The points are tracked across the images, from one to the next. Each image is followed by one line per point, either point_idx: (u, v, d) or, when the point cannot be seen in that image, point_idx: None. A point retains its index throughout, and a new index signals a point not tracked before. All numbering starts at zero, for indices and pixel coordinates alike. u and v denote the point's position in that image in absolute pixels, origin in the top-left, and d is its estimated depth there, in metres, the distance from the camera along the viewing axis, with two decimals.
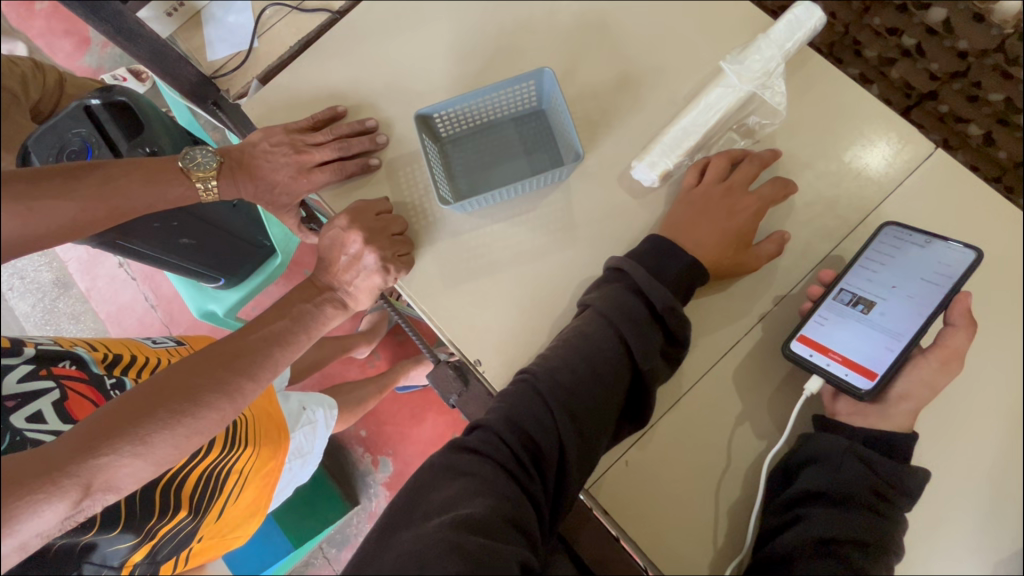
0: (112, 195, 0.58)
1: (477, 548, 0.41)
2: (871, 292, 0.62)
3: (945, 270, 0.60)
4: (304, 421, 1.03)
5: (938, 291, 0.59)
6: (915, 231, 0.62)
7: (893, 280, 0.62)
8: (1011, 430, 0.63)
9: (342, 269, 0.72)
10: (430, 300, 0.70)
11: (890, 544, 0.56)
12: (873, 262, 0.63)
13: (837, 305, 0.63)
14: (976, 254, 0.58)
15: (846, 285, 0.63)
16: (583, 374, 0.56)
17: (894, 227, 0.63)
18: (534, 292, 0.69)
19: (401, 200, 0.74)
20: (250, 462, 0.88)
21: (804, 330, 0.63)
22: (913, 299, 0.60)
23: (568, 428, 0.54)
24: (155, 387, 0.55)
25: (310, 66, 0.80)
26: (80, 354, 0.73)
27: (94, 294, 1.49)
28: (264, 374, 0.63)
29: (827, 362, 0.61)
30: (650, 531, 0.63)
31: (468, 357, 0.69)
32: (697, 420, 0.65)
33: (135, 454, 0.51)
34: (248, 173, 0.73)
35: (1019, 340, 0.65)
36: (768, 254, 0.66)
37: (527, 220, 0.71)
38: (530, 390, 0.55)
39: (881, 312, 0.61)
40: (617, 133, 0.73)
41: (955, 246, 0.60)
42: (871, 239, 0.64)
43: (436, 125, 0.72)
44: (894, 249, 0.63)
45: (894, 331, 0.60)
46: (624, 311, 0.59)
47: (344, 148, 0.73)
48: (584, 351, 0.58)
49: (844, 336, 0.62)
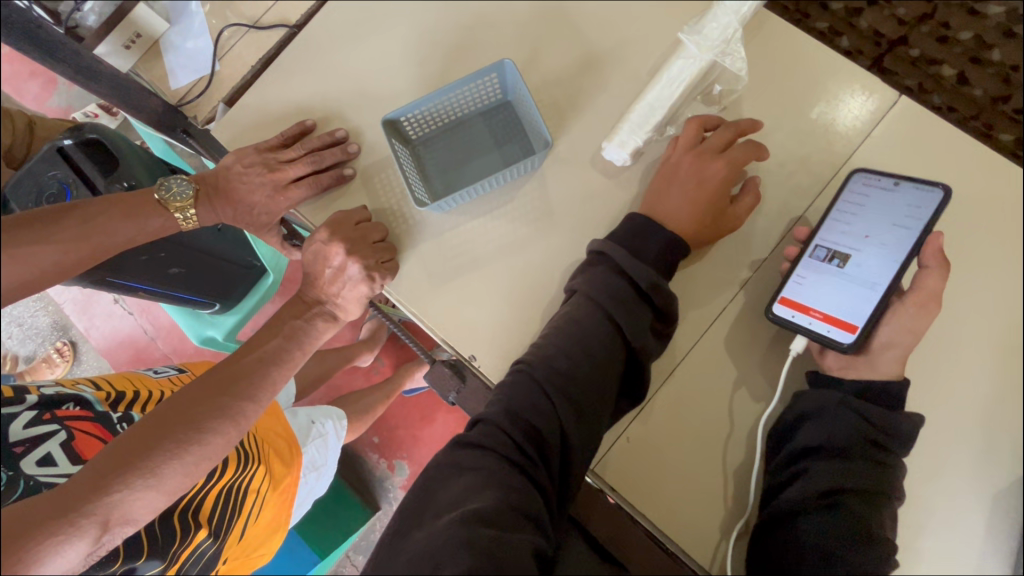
0: (92, 236, 0.58)
1: (488, 540, 0.42)
2: (845, 245, 0.63)
3: (915, 212, 0.60)
4: (315, 435, 1.04)
5: (910, 235, 0.60)
6: (883, 175, 0.63)
7: (866, 229, 0.62)
8: (997, 364, 0.65)
9: (328, 282, 0.72)
10: (418, 302, 0.71)
11: (890, 492, 0.57)
12: (845, 215, 0.64)
13: (813, 261, 0.64)
14: (945, 192, 0.58)
15: (821, 241, 0.64)
16: (577, 359, 0.57)
17: (864, 173, 0.64)
18: (521, 283, 0.70)
19: (379, 207, 0.74)
20: (264, 482, 0.89)
21: (783, 292, 0.64)
22: (886, 247, 0.61)
23: (568, 414, 0.54)
24: (159, 420, 0.56)
25: (275, 84, 0.80)
26: (84, 394, 0.73)
27: (93, 332, 1.50)
28: (264, 395, 0.63)
29: (809, 321, 0.62)
30: (659, 503, 0.64)
31: (463, 353, 0.70)
32: (693, 389, 0.66)
33: (147, 487, 0.53)
34: (228, 202, 0.74)
35: (999, 275, 0.66)
36: (744, 209, 0.66)
37: (506, 213, 0.72)
38: (527, 378, 0.56)
39: (857, 264, 0.62)
40: (585, 115, 0.73)
41: (922, 188, 0.60)
42: (840, 189, 0.65)
43: (404, 128, 0.72)
44: (864, 196, 0.64)
45: (871, 282, 0.61)
46: (612, 293, 0.60)
47: (317, 162, 0.73)
48: (578, 337, 0.58)
49: (824, 293, 0.63)
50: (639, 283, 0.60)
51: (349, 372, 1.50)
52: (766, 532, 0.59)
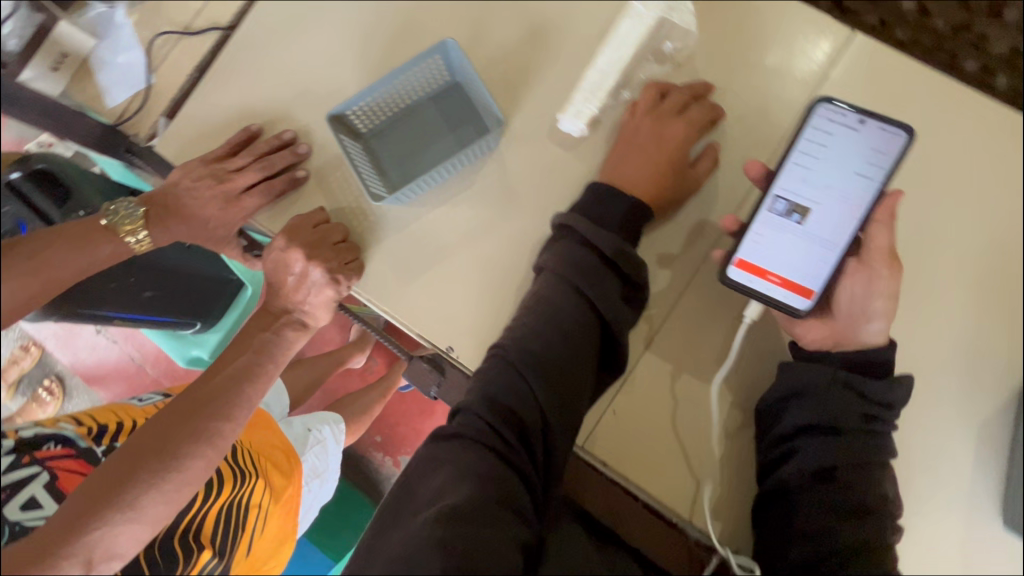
0: (41, 270, 0.56)
1: (464, 538, 0.43)
2: (803, 197, 0.59)
3: (877, 159, 0.57)
4: (312, 442, 1.03)
5: (870, 185, 0.57)
6: (850, 108, 0.56)
7: (826, 176, 0.58)
8: (977, 295, 0.64)
9: (292, 289, 0.69)
10: (388, 299, 0.69)
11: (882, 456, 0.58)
12: (805, 157, 0.58)
13: (771, 217, 0.60)
14: (910, 136, 0.55)
15: (779, 192, 0.59)
16: (551, 338, 0.56)
17: (832, 102, 0.56)
18: (490, 267, 0.68)
19: (337, 207, 0.72)
20: (264, 496, 0.90)
21: (739, 254, 0.60)
22: (844, 199, 0.58)
23: (547, 396, 0.53)
24: (130, 451, 0.54)
25: (216, 90, 0.77)
26: (66, 432, 0.71)
27: (79, 366, 1.47)
28: (240, 413, 0.61)
29: (768, 287, 0.60)
30: (652, 472, 0.64)
31: (441, 345, 0.68)
32: (675, 354, 0.65)
33: (127, 520, 0.52)
34: (177, 216, 0.71)
35: (972, 205, 0.65)
36: (704, 173, 0.66)
37: (467, 198, 0.70)
38: (502, 363, 0.55)
39: (816, 220, 0.58)
40: (536, 88, 0.70)
41: (887, 128, 0.56)
42: (804, 123, 0.58)
43: (352, 122, 0.70)
44: (828, 133, 0.58)
45: (829, 241, 0.58)
46: (580, 267, 0.59)
47: (267, 167, 0.71)
48: (550, 316, 0.57)
49: (780, 253, 0.59)
50: (606, 254, 0.59)
51: (342, 375, 1.49)
52: (765, 506, 0.60)
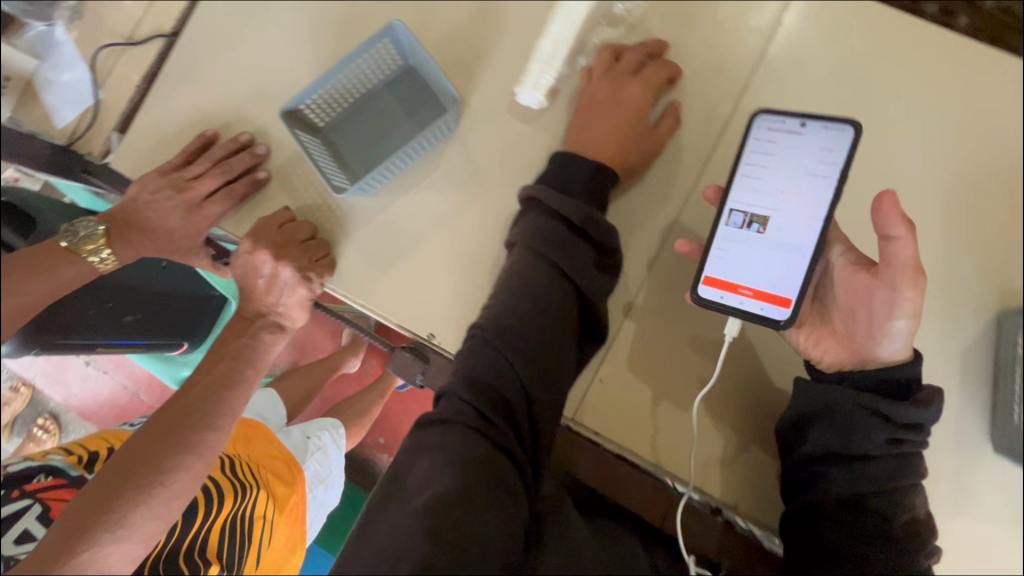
0: (4, 296, 0.54)
1: (452, 528, 0.43)
2: (760, 206, 0.58)
3: (828, 157, 0.55)
4: (313, 449, 1.05)
5: (826, 183, 0.55)
6: (788, 114, 0.57)
7: (779, 182, 0.57)
8: (965, 227, 0.62)
9: (264, 292, 0.68)
10: (363, 292, 0.68)
11: (911, 479, 0.54)
12: (756, 168, 0.58)
13: (730, 230, 0.59)
14: (854, 128, 0.53)
15: (734, 205, 0.59)
16: (527, 312, 0.56)
17: (768, 111, 0.58)
18: (464, 250, 0.67)
19: (302, 205, 0.70)
20: (269, 506, 0.93)
21: (706, 272, 0.59)
22: (805, 201, 0.56)
23: (528, 370, 0.53)
24: (114, 470, 0.54)
25: (167, 100, 0.75)
26: (56, 463, 0.70)
27: (72, 401, 1.45)
28: (223, 422, 0.61)
29: (739, 301, 0.58)
30: (645, 438, 0.63)
31: (421, 333, 0.67)
32: (656, 317, 0.65)
33: (117, 539, 0.51)
34: (140, 233, 0.69)
35: (945, 137, 0.64)
36: (669, 131, 0.65)
37: (432, 183, 0.69)
38: (482, 342, 0.54)
39: (777, 226, 0.56)
40: (491, 64, 0.69)
41: (831, 125, 0.55)
42: (747, 134, 0.59)
43: (308, 117, 0.68)
44: (772, 141, 0.58)
45: (795, 244, 0.56)
46: (550, 238, 0.59)
47: (226, 171, 0.69)
48: (525, 290, 0.57)
49: (748, 265, 0.58)
50: (574, 222, 0.59)
51: (339, 381, 1.48)
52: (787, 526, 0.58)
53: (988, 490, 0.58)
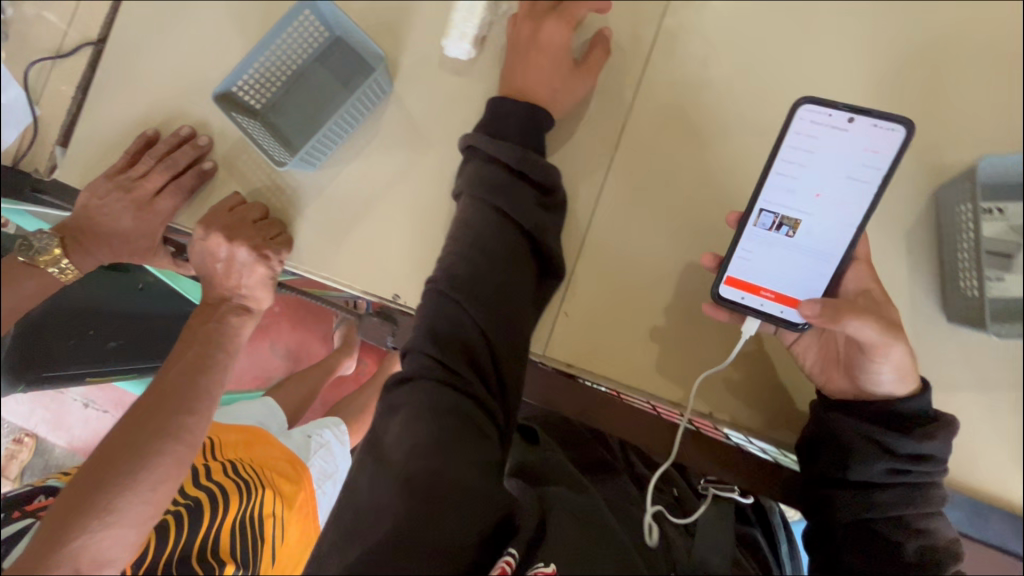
0: None
1: (426, 477, 0.46)
2: (793, 208, 0.54)
3: (871, 158, 0.51)
4: (315, 447, 1.11)
5: (867, 189, 0.52)
6: (836, 106, 0.51)
7: (816, 184, 0.53)
8: (898, 113, 0.63)
9: (225, 275, 0.69)
10: (323, 264, 0.69)
11: (930, 508, 0.53)
12: (791, 164, 0.54)
13: (757, 231, 0.56)
14: (909, 129, 0.49)
15: (764, 205, 0.55)
16: (476, 260, 0.57)
17: (814, 102, 0.51)
18: (416, 209, 0.68)
19: (251, 188, 0.71)
20: (276, 503, 0.98)
21: (728, 271, 0.57)
22: (841, 203, 0.53)
23: (487, 317, 0.54)
24: (99, 462, 0.55)
25: (104, 105, 0.75)
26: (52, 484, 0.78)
27: (77, 445, 1.42)
28: (201, 405, 0.62)
29: (760, 302, 0.57)
30: (616, 363, 0.64)
31: (386, 296, 0.68)
32: (614, 246, 0.66)
33: (108, 525, 0.52)
34: (100, 240, 0.71)
35: (867, 27, 0.64)
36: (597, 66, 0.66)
37: (376, 148, 0.69)
38: (438, 295, 0.56)
39: (808, 231, 0.54)
40: (416, 23, 0.70)
41: (882, 124, 0.50)
42: (787, 123, 0.53)
43: (243, 99, 0.69)
44: (814, 133, 0.52)
45: (825, 251, 0.54)
46: (490, 183, 0.59)
47: (171, 166, 0.69)
48: (476, 242, 0.58)
49: (770, 267, 0.56)
50: (512, 165, 0.60)
51: (335, 383, 1.47)
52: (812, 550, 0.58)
53: (951, 358, 0.60)
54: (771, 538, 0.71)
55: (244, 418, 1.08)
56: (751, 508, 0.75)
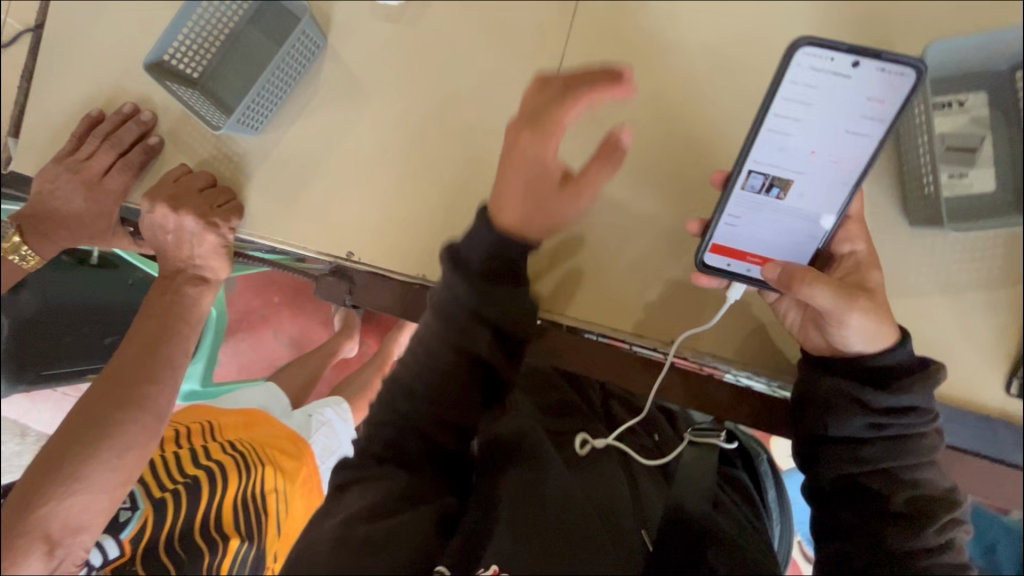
0: None
1: (366, 537, 0.53)
2: (785, 169, 0.52)
3: (872, 114, 0.49)
4: (316, 426, 1.02)
5: (863, 146, 0.50)
6: (840, 52, 0.47)
7: (811, 143, 0.51)
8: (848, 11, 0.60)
9: (178, 247, 0.69)
10: (276, 227, 0.68)
11: (919, 460, 0.52)
12: (787, 119, 0.50)
13: (747, 194, 0.54)
14: (915, 83, 0.47)
15: (756, 166, 0.52)
16: (430, 379, 0.53)
17: (817, 44, 0.46)
18: (364, 162, 0.67)
19: (199, 159, 0.70)
20: (278, 478, 0.91)
21: (714, 240, 0.56)
22: (836, 158, 0.51)
23: (439, 425, 0.54)
24: (65, 433, 0.56)
25: (47, 91, 0.74)
26: None
27: None
28: (163, 374, 0.63)
29: (747, 268, 0.57)
30: (580, 304, 0.63)
31: (341, 254, 0.68)
32: None
33: (75, 492, 0.53)
34: (58, 224, 0.74)
35: None
36: (590, 183, 0.54)
37: (318, 105, 0.68)
38: (393, 393, 0.54)
39: (799, 192, 0.53)
40: None
41: (891, 68, 0.47)
42: (785, 69, 0.48)
43: (178, 68, 0.68)
44: (813, 85, 0.49)
45: (814, 212, 0.54)
46: (449, 315, 0.52)
47: (116, 143, 0.69)
48: (429, 362, 0.53)
49: (756, 232, 0.56)
50: (474, 297, 0.52)
51: (341, 367, 1.27)
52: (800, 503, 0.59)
53: (916, 261, 0.58)
54: (756, 484, 0.69)
55: (243, 403, 1.04)
56: (737, 453, 0.71)
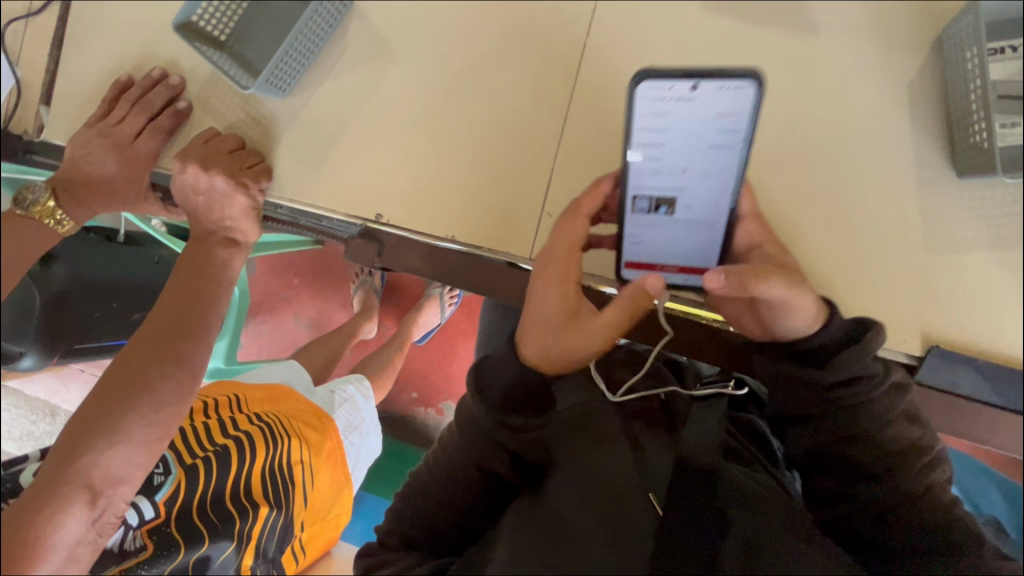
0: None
1: None
2: (667, 190, 0.48)
3: (731, 126, 0.43)
4: (340, 400, 0.98)
5: (733, 155, 0.45)
6: (676, 78, 0.41)
7: (683, 162, 0.46)
8: None
9: (208, 208, 0.70)
10: (304, 190, 0.69)
11: (879, 421, 0.48)
12: (651, 146, 0.46)
13: (639, 217, 0.51)
14: (760, 85, 0.41)
15: (639, 192, 0.49)
16: (439, 471, 0.55)
17: (650, 78, 0.41)
18: (390, 123, 0.67)
19: (228, 124, 0.71)
20: (305, 450, 0.86)
21: (626, 257, 0.56)
22: (709, 175, 0.47)
23: (450, 491, 0.54)
24: (105, 389, 0.57)
25: (79, 58, 0.75)
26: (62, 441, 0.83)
27: None
28: (199, 333, 0.63)
29: (664, 275, 0.56)
30: None
31: (370, 216, 0.68)
32: (594, 140, 0.63)
33: (116, 444, 0.54)
34: (94, 191, 0.73)
35: None
36: (605, 325, 0.52)
37: (344, 66, 0.68)
38: (418, 484, 0.57)
39: (687, 207, 0.50)
40: None
41: (730, 84, 0.41)
42: (628, 110, 0.44)
43: (206, 29, 0.67)
44: (660, 115, 0.44)
45: (710, 220, 0.50)
46: (463, 428, 0.53)
47: (145, 108, 0.70)
48: (445, 459, 0.55)
49: (662, 245, 0.54)
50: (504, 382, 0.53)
51: (360, 347, 1.27)
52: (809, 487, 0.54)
53: (960, 214, 0.56)
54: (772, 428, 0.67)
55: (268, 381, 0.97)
56: (749, 399, 0.70)
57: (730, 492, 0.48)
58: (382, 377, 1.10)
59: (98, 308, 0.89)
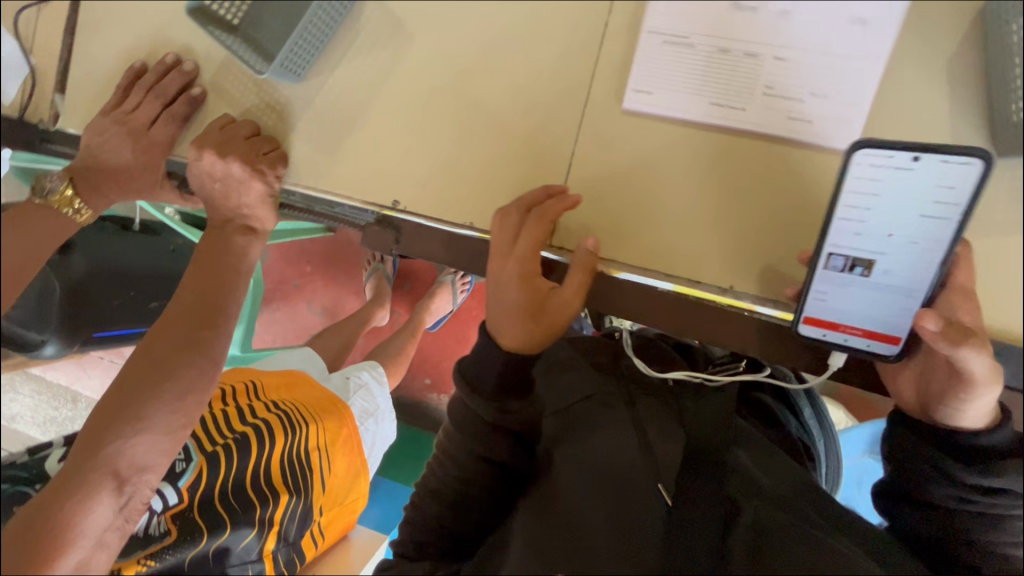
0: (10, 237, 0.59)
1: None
2: (866, 250, 0.50)
3: (947, 196, 0.46)
4: (355, 387, 0.97)
5: (946, 225, 0.46)
6: (897, 147, 0.46)
7: (887, 224, 0.49)
8: None
9: (224, 196, 0.69)
10: (321, 177, 0.68)
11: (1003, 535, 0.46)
12: (857, 207, 0.49)
13: (830, 274, 0.52)
14: (986, 162, 0.43)
15: (834, 249, 0.51)
16: (448, 470, 0.55)
17: (869, 147, 0.47)
18: (406, 108, 0.66)
19: (243, 110, 0.70)
20: (322, 437, 0.85)
21: (806, 311, 0.54)
22: (916, 244, 0.48)
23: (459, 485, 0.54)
24: (127, 378, 0.57)
25: (92, 45, 0.74)
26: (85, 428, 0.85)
27: None
28: (218, 318, 0.63)
29: (844, 338, 0.53)
30: (636, 249, 0.61)
31: (387, 203, 0.67)
32: (615, 123, 0.61)
33: (139, 432, 0.54)
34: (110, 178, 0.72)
35: None
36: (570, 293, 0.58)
37: (358, 49, 0.67)
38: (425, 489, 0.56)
39: (885, 270, 0.50)
40: None
41: (954, 159, 0.45)
42: (843, 170, 0.49)
43: (219, 13, 0.66)
44: (875, 178, 0.48)
45: (909, 288, 0.49)
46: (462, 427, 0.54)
47: (161, 96, 0.69)
48: (450, 457, 0.55)
49: (853, 307, 0.52)
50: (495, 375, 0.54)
51: (374, 334, 1.25)
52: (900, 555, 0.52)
53: (997, 196, 0.54)
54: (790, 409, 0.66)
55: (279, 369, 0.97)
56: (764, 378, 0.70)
57: (736, 474, 0.47)
58: (395, 364, 1.09)
59: (116, 296, 0.89)
